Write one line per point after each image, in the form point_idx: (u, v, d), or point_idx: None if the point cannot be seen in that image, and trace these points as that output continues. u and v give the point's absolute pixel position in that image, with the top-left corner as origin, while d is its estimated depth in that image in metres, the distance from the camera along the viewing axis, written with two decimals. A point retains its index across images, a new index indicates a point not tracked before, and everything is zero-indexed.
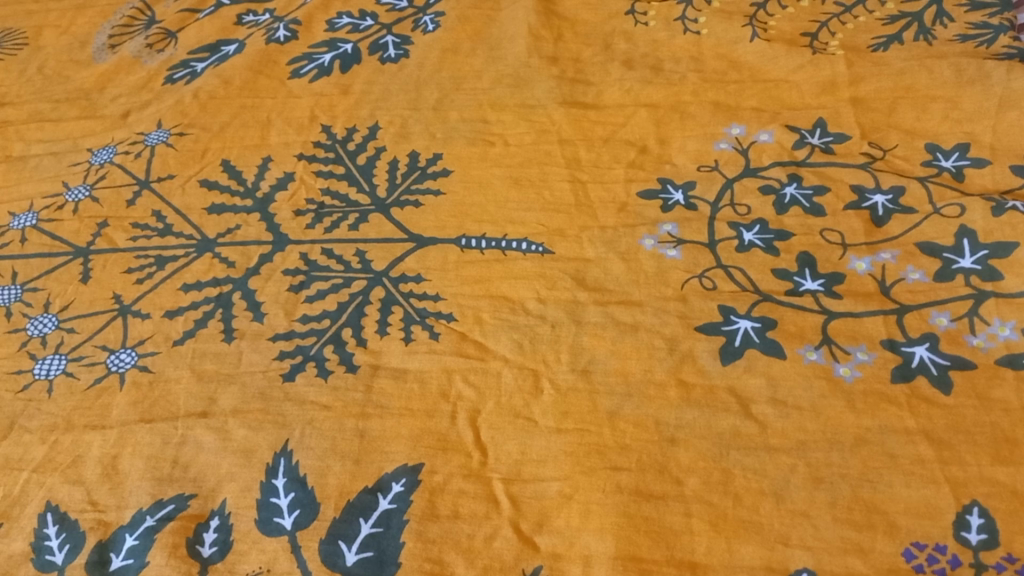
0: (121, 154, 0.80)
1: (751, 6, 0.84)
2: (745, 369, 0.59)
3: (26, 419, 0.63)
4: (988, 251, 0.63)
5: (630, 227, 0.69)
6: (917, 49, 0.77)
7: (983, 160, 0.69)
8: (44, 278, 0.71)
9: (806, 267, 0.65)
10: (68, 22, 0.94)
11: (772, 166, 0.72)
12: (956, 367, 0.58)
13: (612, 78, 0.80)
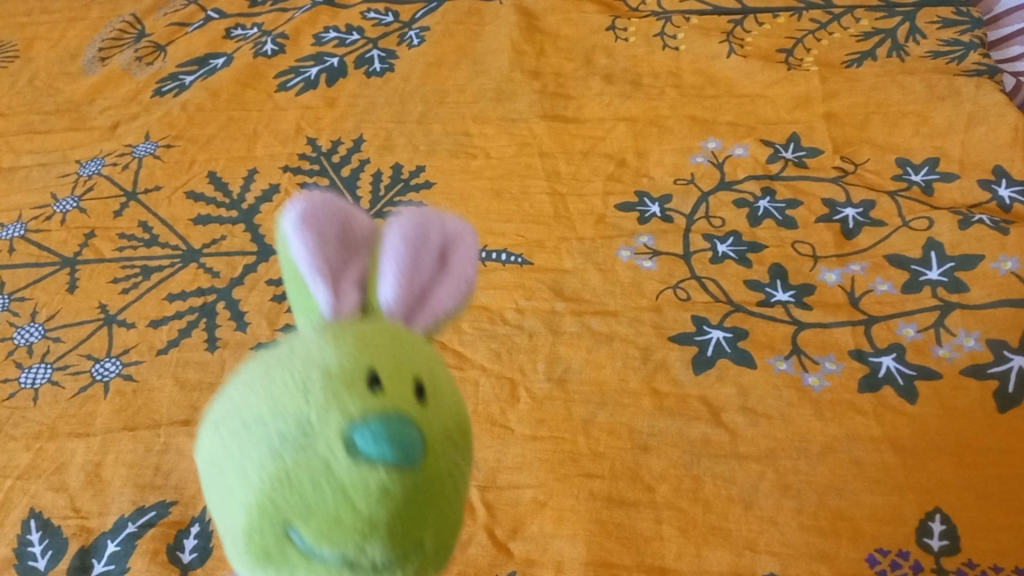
0: (109, 165, 0.81)
1: (728, 23, 0.86)
2: (716, 378, 0.61)
3: (12, 427, 0.64)
4: (955, 263, 0.65)
5: (607, 238, 0.70)
6: (890, 65, 0.79)
7: (952, 174, 0.70)
8: (31, 288, 0.73)
9: (778, 279, 0.66)
10: (59, 35, 0.95)
11: (746, 179, 0.73)
12: (922, 376, 0.59)
13: (592, 93, 0.82)
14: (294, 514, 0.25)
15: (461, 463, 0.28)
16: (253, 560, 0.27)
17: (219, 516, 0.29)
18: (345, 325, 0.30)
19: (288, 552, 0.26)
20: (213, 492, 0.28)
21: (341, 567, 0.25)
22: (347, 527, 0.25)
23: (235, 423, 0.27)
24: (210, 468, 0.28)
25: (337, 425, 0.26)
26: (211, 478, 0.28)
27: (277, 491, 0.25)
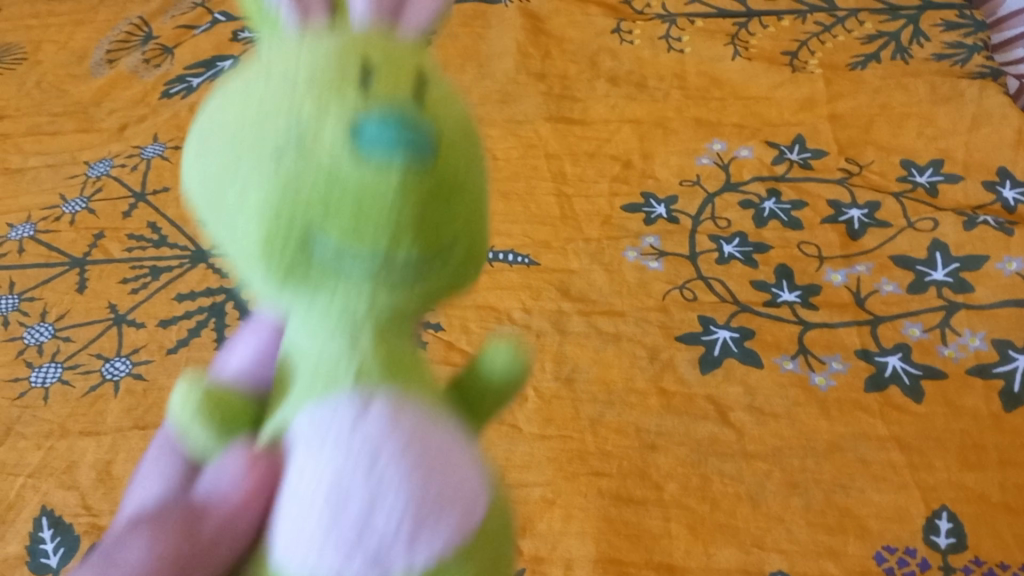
0: (117, 167, 0.82)
1: (733, 25, 0.87)
2: (723, 378, 0.61)
3: (23, 425, 0.64)
4: (960, 264, 0.65)
5: (613, 239, 0.70)
6: (894, 68, 0.80)
7: (956, 176, 0.71)
8: (41, 288, 0.73)
9: (784, 279, 0.67)
10: (66, 38, 0.94)
11: (752, 180, 0.74)
12: (927, 376, 0.60)
13: (597, 95, 0.82)
14: (314, 219, 0.27)
15: (474, 155, 0.29)
16: (278, 280, 0.28)
17: (227, 238, 0.30)
18: (326, 34, 0.29)
19: (311, 263, 0.28)
20: (218, 225, 0.29)
21: (372, 267, 0.27)
22: (371, 225, 0.26)
23: (232, 143, 0.28)
24: (210, 210, 0.29)
25: (334, 125, 0.26)
26: (213, 202, 0.29)
27: (289, 201, 0.26)
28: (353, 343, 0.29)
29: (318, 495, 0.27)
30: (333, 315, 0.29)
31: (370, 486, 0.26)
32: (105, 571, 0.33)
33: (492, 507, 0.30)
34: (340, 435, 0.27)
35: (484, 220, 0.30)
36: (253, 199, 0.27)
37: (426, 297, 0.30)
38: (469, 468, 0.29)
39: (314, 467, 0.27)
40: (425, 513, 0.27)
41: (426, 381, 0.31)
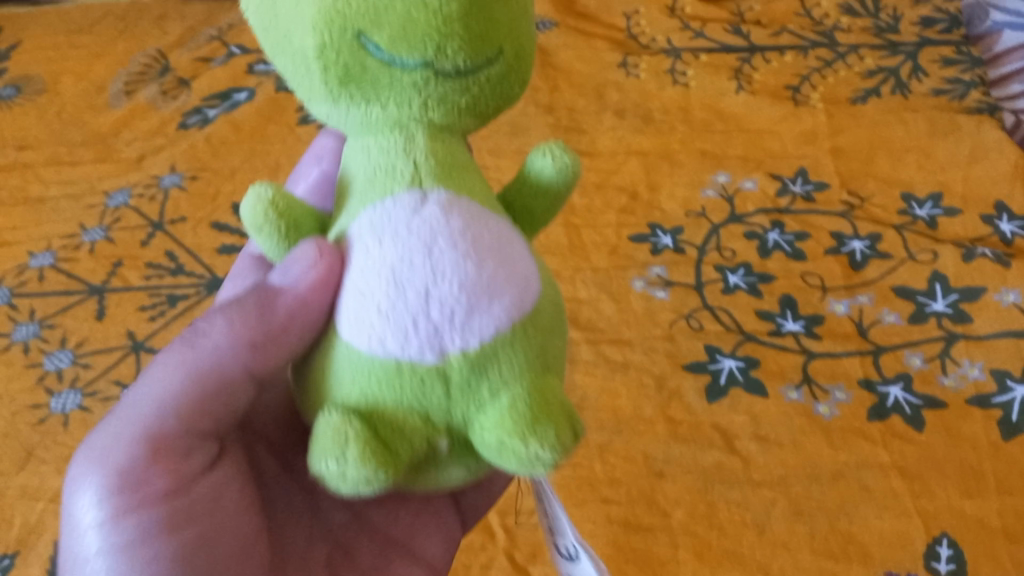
0: (136, 197, 0.83)
1: (737, 60, 0.89)
2: (729, 407, 0.62)
3: (44, 450, 0.66)
4: (959, 295, 0.67)
5: (620, 269, 0.72)
6: (894, 102, 0.82)
7: (955, 209, 0.73)
8: (61, 316, 0.75)
9: (788, 309, 0.68)
10: (85, 69, 0.96)
11: (756, 212, 0.75)
12: (928, 405, 0.61)
13: (604, 127, 0.83)
14: (363, 20, 0.27)
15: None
16: (332, 89, 0.29)
17: (281, 58, 0.30)
18: None
19: (364, 66, 0.28)
20: (274, 40, 0.30)
21: (421, 68, 0.28)
22: (422, 21, 0.27)
23: None
24: (265, 22, 0.30)
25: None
26: (266, 20, 0.30)
27: (340, 1, 0.27)
28: (406, 147, 0.29)
29: (380, 279, 0.27)
30: (385, 119, 0.29)
31: (434, 264, 0.27)
32: (191, 347, 0.34)
33: (551, 299, 0.30)
34: (400, 228, 0.27)
35: (531, 31, 0.31)
36: (307, 2, 0.28)
37: (479, 109, 0.30)
38: (525, 261, 0.29)
39: (377, 252, 0.28)
40: (481, 296, 0.27)
41: (481, 184, 0.31)
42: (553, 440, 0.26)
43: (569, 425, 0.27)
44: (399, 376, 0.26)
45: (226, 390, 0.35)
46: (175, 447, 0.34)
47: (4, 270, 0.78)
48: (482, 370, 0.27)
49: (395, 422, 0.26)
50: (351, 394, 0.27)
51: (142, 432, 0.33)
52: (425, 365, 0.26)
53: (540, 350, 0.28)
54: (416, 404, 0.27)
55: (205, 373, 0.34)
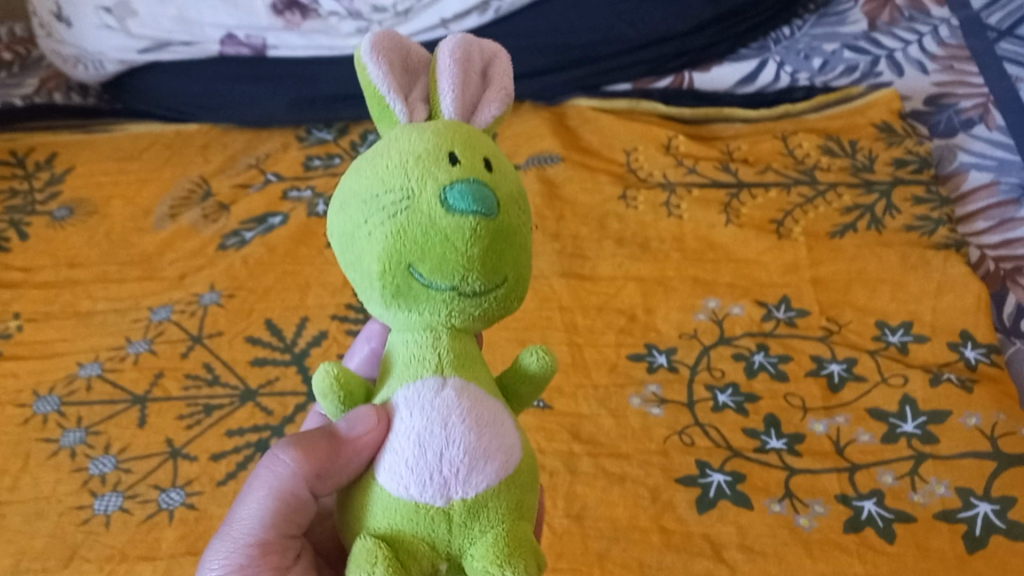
0: (178, 312, 0.91)
1: (726, 194, 0.98)
2: (718, 518, 0.68)
3: (86, 550, 0.71)
4: (927, 417, 0.74)
5: (619, 386, 0.78)
6: (869, 237, 0.91)
7: (924, 336, 0.81)
8: (105, 423, 0.81)
9: (772, 427, 0.75)
10: (134, 194, 1.06)
11: (743, 335, 0.83)
12: (899, 520, 0.67)
13: (605, 254, 0.91)
14: (414, 259, 0.37)
15: (523, 214, 0.40)
16: (385, 298, 0.39)
17: (350, 271, 0.40)
18: (426, 125, 0.40)
19: (411, 287, 0.38)
20: (348, 259, 0.40)
21: (450, 290, 0.38)
22: (455, 262, 0.37)
23: (359, 202, 0.38)
24: (341, 246, 0.40)
25: (431, 189, 0.37)
26: (342, 245, 0.40)
27: (397, 244, 0.37)
28: (433, 342, 0.39)
29: (409, 442, 0.37)
30: (420, 322, 0.39)
31: (447, 434, 0.36)
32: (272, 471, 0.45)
33: (528, 462, 0.39)
34: (426, 407, 0.37)
35: (530, 257, 0.41)
36: (375, 242, 0.37)
37: (488, 317, 0.40)
38: (513, 432, 0.39)
39: (406, 424, 0.37)
40: (479, 460, 0.36)
41: (483, 372, 0.40)
42: (522, 566, 0.36)
43: (534, 560, 0.37)
44: (417, 515, 0.36)
45: (298, 503, 0.46)
46: (271, 548, 0.46)
47: (54, 379, 0.85)
48: (476, 514, 0.36)
49: (410, 548, 0.36)
50: (380, 525, 0.36)
51: (246, 540, 0.46)
52: (437, 508, 0.36)
53: (519, 501, 0.38)
54: (427, 536, 0.36)
55: (282, 495, 0.45)
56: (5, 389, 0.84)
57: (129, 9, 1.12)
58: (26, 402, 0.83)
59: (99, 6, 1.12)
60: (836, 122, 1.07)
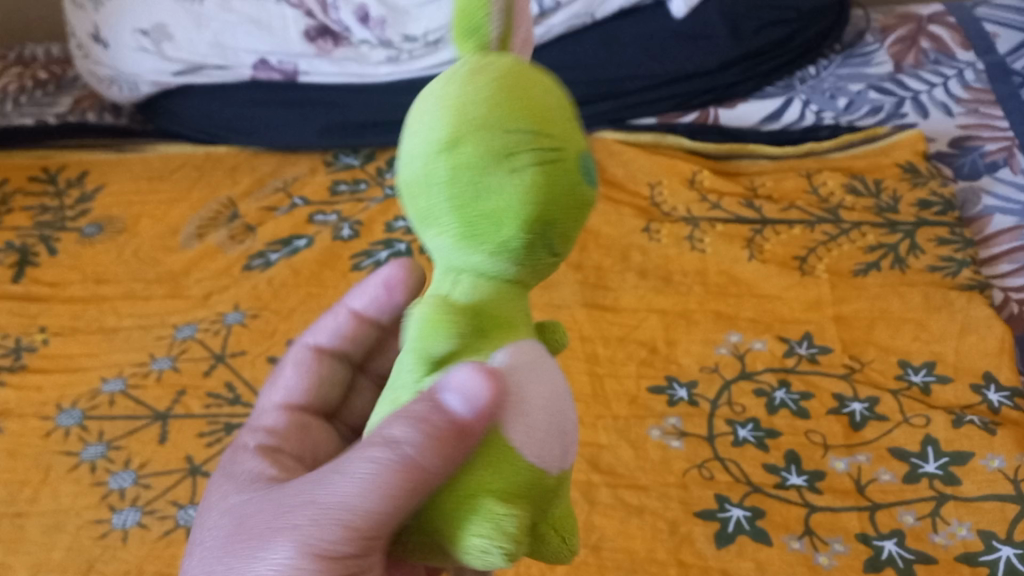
0: (202, 331, 0.92)
1: (749, 230, 0.98)
2: (736, 553, 0.67)
3: (104, 563, 0.71)
4: (949, 458, 0.74)
5: (639, 418, 0.78)
6: (892, 276, 0.91)
7: (947, 376, 0.81)
8: (127, 438, 0.82)
9: (793, 463, 0.74)
10: (163, 213, 1.07)
11: (765, 370, 0.83)
12: (920, 561, 0.66)
13: (628, 285, 0.92)
14: (555, 223, 0.37)
15: None
16: (508, 250, 0.37)
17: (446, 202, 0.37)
18: (541, 74, 0.39)
19: (533, 250, 0.38)
20: (478, 196, 0.36)
21: (554, 257, 0.39)
22: (572, 233, 0.39)
23: (507, 146, 0.36)
24: (459, 173, 0.36)
25: (576, 156, 0.38)
26: (459, 174, 0.36)
27: (549, 206, 0.37)
28: (519, 299, 0.40)
29: (542, 408, 0.36)
30: (517, 275, 0.39)
31: (564, 410, 0.37)
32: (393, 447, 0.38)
33: None
34: (545, 375, 0.37)
35: None
36: (528, 195, 0.36)
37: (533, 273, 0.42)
38: None
39: (533, 394, 0.36)
40: (573, 436, 0.38)
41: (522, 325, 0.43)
42: (570, 535, 0.40)
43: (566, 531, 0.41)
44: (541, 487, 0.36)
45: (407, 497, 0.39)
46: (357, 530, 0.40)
47: (78, 393, 0.86)
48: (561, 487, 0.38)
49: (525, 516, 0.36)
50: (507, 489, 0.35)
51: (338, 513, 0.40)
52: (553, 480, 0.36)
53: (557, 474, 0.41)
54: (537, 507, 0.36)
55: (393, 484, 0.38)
56: (30, 401, 0.85)
57: (166, 33, 1.14)
58: (49, 414, 0.84)
59: (137, 29, 1.15)
60: (860, 162, 1.07)
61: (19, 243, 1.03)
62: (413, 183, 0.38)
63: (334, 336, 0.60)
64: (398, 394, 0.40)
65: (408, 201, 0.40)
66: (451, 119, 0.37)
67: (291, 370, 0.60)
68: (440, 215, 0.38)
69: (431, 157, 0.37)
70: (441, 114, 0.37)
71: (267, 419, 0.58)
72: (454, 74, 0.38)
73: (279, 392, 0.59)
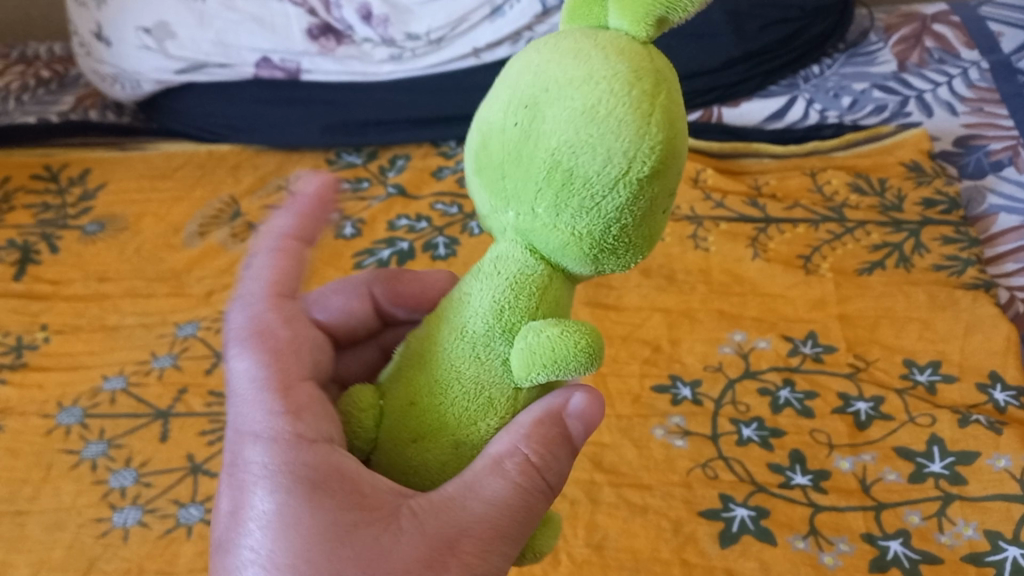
0: (204, 329, 0.92)
1: (753, 229, 0.98)
2: (741, 552, 0.67)
3: (104, 562, 0.71)
4: (955, 458, 0.73)
5: (643, 417, 0.78)
6: (897, 275, 0.90)
7: (952, 376, 0.80)
8: (128, 436, 0.82)
9: (797, 463, 0.74)
10: (165, 212, 1.07)
11: (769, 369, 0.82)
12: (926, 561, 0.66)
13: (631, 284, 0.91)
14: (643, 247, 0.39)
15: None
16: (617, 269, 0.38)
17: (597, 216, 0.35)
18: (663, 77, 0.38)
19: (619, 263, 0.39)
20: (631, 228, 0.35)
21: None
22: None
23: (669, 177, 0.35)
24: (629, 191, 0.34)
25: None
26: (630, 192, 0.34)
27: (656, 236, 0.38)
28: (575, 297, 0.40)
29: None
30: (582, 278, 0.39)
31: None
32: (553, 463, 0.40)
33: None
34: None
35: None
36: (658, 229, 0.37)
37: None
38: None
39: None
40: None
41: None
42: None
43: None
44: None
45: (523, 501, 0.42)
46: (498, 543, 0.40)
47: (79, 391, 0.86)
48: None
49: None
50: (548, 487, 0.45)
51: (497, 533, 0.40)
52: None
53: None
54: None
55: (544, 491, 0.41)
56: (31, 399, 0.85)
57: (168, 31, 1.14)
58: (50, 412, 0.83)
59: (139, 27, 1.14)
60: (865, 161, 1.07)
61: (20, 242, 1.03)
62: (575, 170, 0.34)
63: (277, 283, 0.43)
64: (490, 396, 0.38)
65: (543, 162, 0.34)
66: (649, 143, 0.34)
67: (260, 346, 0.42)
68: (586, 216, 0.35)
69: (615, 166, 0.34)
70: (638, 126, 0.33)
71: (252, 420, 0.40)
72: (641, 69, 0.34)
73: (245, 383, 0.41)
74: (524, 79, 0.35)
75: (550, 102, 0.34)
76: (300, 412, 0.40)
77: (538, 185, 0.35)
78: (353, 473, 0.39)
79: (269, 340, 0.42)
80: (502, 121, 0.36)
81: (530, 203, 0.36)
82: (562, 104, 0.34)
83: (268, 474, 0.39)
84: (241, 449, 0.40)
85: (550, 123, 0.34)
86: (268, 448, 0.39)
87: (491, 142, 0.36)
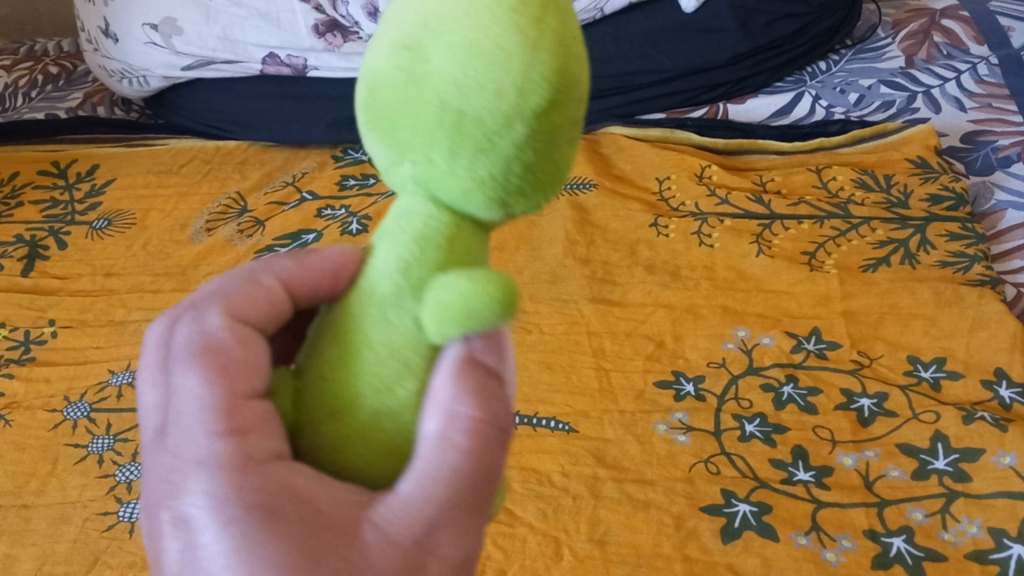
0: None
1: (758, 225, 0.97)
2: (742, 548, 0.67)
3: (109, 555, 0.71)
4: (960, 455, 0.73)
5: (645, 412, 0.78)
6: (903, 271, 0.90)
7: (957, 372, 0.80)
8: (134, 431, 0.82)
9: (800, 459, 0.74)
10: (172, 207, 1.08)
11: (772, 366, 0.82)
12: (929, 558, 0.66)
13: (635, 280, 0.91)
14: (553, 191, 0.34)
15: None
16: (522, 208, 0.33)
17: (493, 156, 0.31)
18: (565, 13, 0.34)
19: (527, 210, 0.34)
20: (534, 163, 0.31)
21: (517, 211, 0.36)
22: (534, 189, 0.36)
23: (569, 111, 0.31)
24: (529, 126, 0.30)
25: None
26: (529, 129, 0.30)
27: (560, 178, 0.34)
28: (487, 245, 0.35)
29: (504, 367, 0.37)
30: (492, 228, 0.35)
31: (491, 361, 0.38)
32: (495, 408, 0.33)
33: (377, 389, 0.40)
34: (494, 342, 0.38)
35: None
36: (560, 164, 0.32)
37: None
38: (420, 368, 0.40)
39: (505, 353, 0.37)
40: None
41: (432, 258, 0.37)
42: None
43: None
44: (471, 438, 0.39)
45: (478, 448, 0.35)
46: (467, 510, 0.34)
47: (86, 386, 0.86)
48: None
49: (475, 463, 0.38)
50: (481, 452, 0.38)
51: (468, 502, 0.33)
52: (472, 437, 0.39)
53: None
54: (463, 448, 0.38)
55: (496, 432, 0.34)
56: (38, 393, 0.85)
57: (175, 27, 1.14)
58: (57, 407, 0.84)
59: (146, 23, 1.15)
60: (870, 157, 1.07)
61: (28, 237, 1.04)
62: (466, 107, 0.30)
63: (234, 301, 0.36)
64: (405, 359, 0.31)
65: (433, 103, 0.30)
66: (542, 65, 0.30)
67: (213, 355, 0.34)
68: (483, 156, 0.31)
69: (507, 95, 0.29)
70: (531, 52, 0.30)
71: (193, 444, 0.32)
72: None
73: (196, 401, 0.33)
74: (404, 17, 0.31)
75: (434, 36, 0.30)
76: (251, 432, 0.32)
77: (429, 130, 0.31)
78: (306, 488, 0.31)
79: (220, 348, 0.34)
80: (386, 67, 0.32)
81: (425, 151, 0.31)
82: (446, 38, 0.30)
83: (217, 511, 0.31)
84: (183, 480, 0.32)
85: (435, 63, 0.30)
86: (216, 479, 0.32)
87: (377, 93, 0.32)
